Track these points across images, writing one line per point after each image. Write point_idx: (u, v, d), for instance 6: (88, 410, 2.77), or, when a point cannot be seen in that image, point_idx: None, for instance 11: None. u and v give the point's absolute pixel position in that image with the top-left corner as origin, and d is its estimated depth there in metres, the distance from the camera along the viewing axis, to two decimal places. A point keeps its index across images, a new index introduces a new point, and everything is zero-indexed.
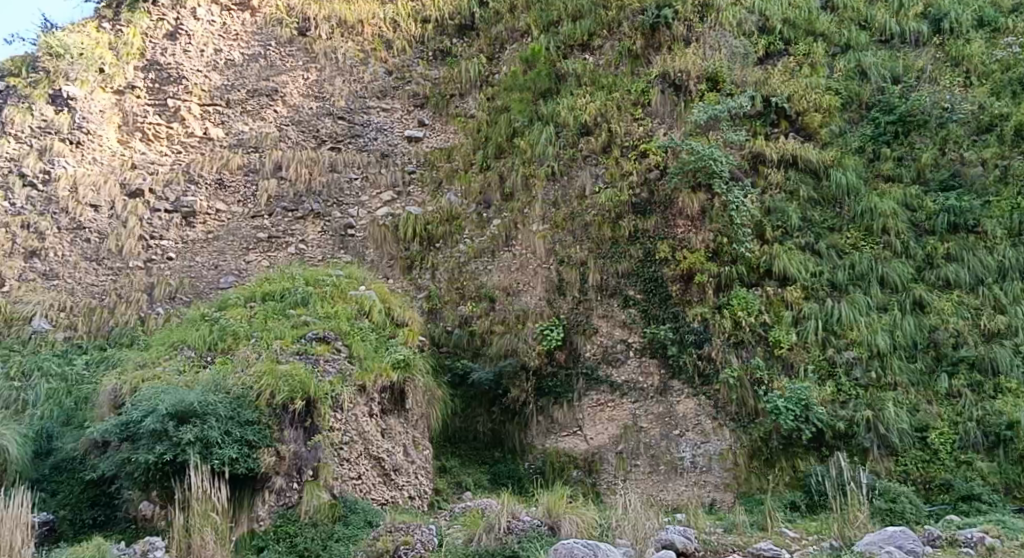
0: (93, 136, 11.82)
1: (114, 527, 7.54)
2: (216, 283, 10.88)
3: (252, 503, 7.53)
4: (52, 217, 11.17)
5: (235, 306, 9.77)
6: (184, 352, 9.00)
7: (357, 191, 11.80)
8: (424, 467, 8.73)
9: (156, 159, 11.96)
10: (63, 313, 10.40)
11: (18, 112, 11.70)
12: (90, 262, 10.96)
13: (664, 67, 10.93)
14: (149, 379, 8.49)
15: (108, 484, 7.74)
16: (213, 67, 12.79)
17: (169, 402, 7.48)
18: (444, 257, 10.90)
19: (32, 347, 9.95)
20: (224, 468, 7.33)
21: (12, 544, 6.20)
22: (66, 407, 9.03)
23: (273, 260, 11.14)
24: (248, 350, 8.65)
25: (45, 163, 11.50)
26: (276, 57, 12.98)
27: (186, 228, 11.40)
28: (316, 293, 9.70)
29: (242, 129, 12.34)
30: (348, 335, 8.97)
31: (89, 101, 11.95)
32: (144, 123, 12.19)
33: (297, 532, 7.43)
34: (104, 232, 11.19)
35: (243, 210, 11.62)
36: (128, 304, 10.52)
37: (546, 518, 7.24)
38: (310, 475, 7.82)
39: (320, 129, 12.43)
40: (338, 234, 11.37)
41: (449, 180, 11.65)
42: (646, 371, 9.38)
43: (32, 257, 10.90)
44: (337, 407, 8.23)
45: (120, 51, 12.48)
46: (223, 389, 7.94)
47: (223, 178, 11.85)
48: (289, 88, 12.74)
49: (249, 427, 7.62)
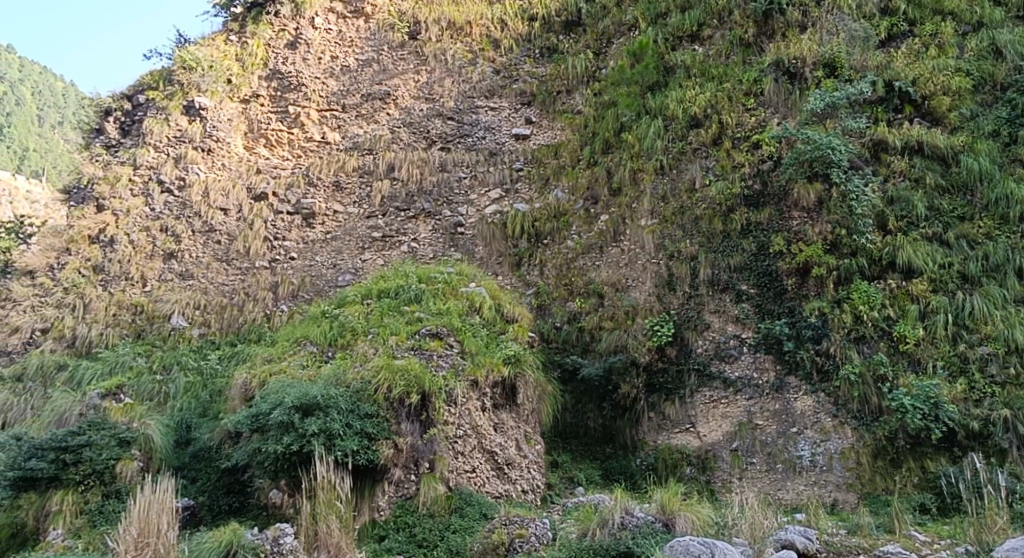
0: (222, 143, 12.50)
1: (247, 513, 7.99)
2: (334, 281, 11.28)
3: (373, 494, 7.83)
4: (186, 220, 11.88)
5: (354, 303, 10.15)
6: (307, 348, 9.47)
7: (466, 190, 12.01)
8: (536, 461, 8.80)
9: (278, 164, 12.52)
10: (198, 310, 11.05)
11: (156, 123, 12.52)
12: (221, 262, 11.58)
13: (777, 55, 10.68)
14: (276, 373, 8.96)
15: (241, 472, 8.25)
16: (330, 74, 13.25)
17: (295, 395, 7.89)
18: (553, 253, 10.96)
19: (171, 343, 10.64)
20: (347, 459, 7.63)
21: (157, 528, 6.64)
22: (202, 399, 9.60)
23: (387, 258, 11.47)
24: (366, 346, 8.99)
25: (180, 170, 12.25)
26: (388, 61, 13.34)
27: (307, 229, 11.87)
28: (429, 290, 9.99)
29: (356, 132, 12.74)
30: (460, 331, 9.18)
31: (218, 110, 12.66)
32: (267, 130, 12.78)
33: (416, 523, 7.66)
34: (232, 234, 11.78)
35: (359, 211, 12.02)
36: (255, 302, 11.07)
37: (661, 514, 7.22)
38: (427, 468, 8.04)
39: (430, 129, 12.71)
40: (449, 232, 11.62)
41: (557, 177, 11.67)
42: (761, 367, 9.18)
43: (170, 259, 11.63)
44: (451, 402, 8.45)
45: (246, 62, 13.12)
46: (344, 384, 8.32)
47: (340, 180, 12.28)
48: (401, 90, 13.07)
49: (368, 420, 7.96)
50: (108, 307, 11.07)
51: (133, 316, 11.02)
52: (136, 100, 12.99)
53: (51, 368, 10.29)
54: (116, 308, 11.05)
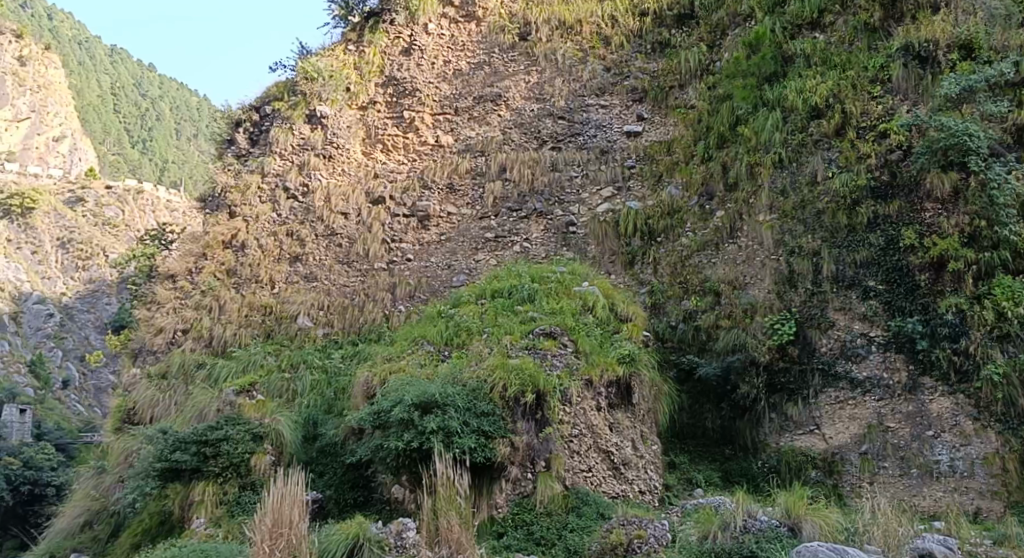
0: (342, 150, 12.94)
1: (371, 508, 8.28)
2: (449, 282, 11.48)
3: (490, 491, 7.91)
4: (310, 225, 12.35)
5: (468, 303, 10.33)
6: (424, 346, 9.74)
7: (578, 188, 11.99)
8: (653, 462, 8.69)
9: (394, 168, 12.84)
10: (322, 311, 11.47)
11: (282, 132, 13.08)
12: (342, 264, 11.98)
13: (906, 39, 10.15)
14: (396, 371, 9.25)
15: (364, 468, 8.53)
16: (444, 78, 13.49)
17: (414, 394, 8.08)
18: (667, 252, 10.79)
19: (298, 343, 11.09)
20: (465, 456, 7.73)
21: (290, 519, 6.89)
22: (327, 397, 9.96)
23: (501, 259, 11.59)
24: (481, 345, 9.15)
25: (304, 177, 12.75)
26: (499, 63, 13.48)
27: (422, 231, 12.12)
28: (542, 290, 10.03)
29: (469, 134, 12.93)
30: (574, 330, 9.18)
31: (338, 118, 13.11)
32: (384, 135, 13.12)
33: (534, 521, 7.70)
34: (353, 237, 12.17)
35: (472, 212, 12.19)
36: (375, 303, 11.39)
37: (786, 518, 6.99)
38: (543, 466, 8.06)
39: (541, 129, 12.74)
40: (560, 232, 11.63)
41: (670, 173, 11.48)
42: (892, 367, 8.77)
43: (296, 262, 12.12)
44: (567, 401, 8.44)
45: (364, 70, 13.52)
46: (461, 382, 8.46)
47: (454, 183, 12.47)
48: (512, 92, 13.17)
49: (484, 418, 8.05)
50: (240, 308, 11.64)
51: (263, 317, 11.53)
52: (263, 111, 13.60)
53: (191, 366, 10.93)
54: (248, 309, 11.62)
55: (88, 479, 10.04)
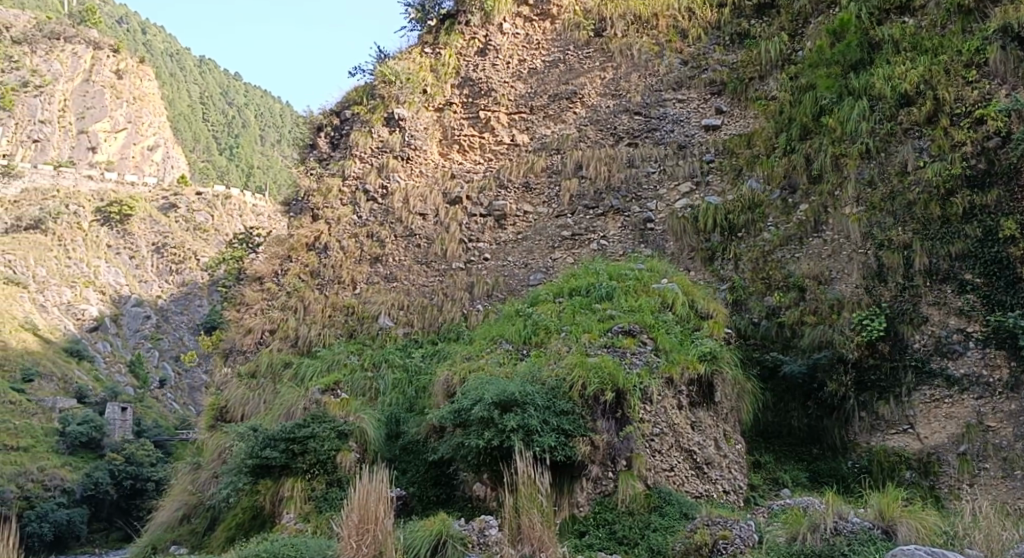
0: (419, 151, 13.08)
1: (454, 505, 8.42)
2: (527, 281, 11.49)
3: (571, 490, 7.90)
4: (389, 226, 12.55)
5: (546, 301, 10.35)
6: (502, 345, 9.82)
7: (655, 184, 11.83)
8: (737, 461, 8.52)
9: (471, 168, 12.94)
10: (402, 311, 11.63)
11: (361, 136, 13.34)
12: (421, 264, 12.13)
13: (1004, 20, 9.69)
14: (475, 370, 9.33)
15: (447, 465, 8.71)
16: (519, 77, 13.52)
17: (494, 392, 8.11)
18: (748, 247, 10.54)
19: (379, 342, 11.29)
20: (545, 455, 7.74)
21: (375, 515, 7.03)
22: (409, 395, 10.09)
23: (578, 257, 11.53)
24: (560, 343, 9.15)
25: (383, 179, 12.96)
26: (574, 60, 13.43)
27: (499, 230, 12.18)
28: (620, 287, 9.95)
29: (544, 133, 12.92)
30: (653, 328, 9.07)
31: (415, 120, 13.26)
32: (460, 136, 13.23)
33: (616, 520, 7.65)
34: (431, 237, 12.31)
35: (549, 210, 12.16)
36: (454, 302, 11.50)
37: (879, 520, 6.76)
38: (624, 465, 8.00)
39: (617, 125, 12.63)
40: (638, 228, 11.51)
41: (751, 167, 11.21)
42: (991, 364, 8.51)
43: (376, 262, 12.31)
44: (647, 399, 8.34)
45: (440, 72, 13.65)
46: (540, 381, 8.46)
47: (530, 181, 12.48)
48: (587, 89, 13.11)
49: (564, 417, 8.03)
50: (324, 308, 11.91)
51: (345, 317, 11.77)
52: (343, 115, 13.90)
53: (278, 366, 11.24)
54: (331, 309, 11.88)
55: (184, 475, 10.45)
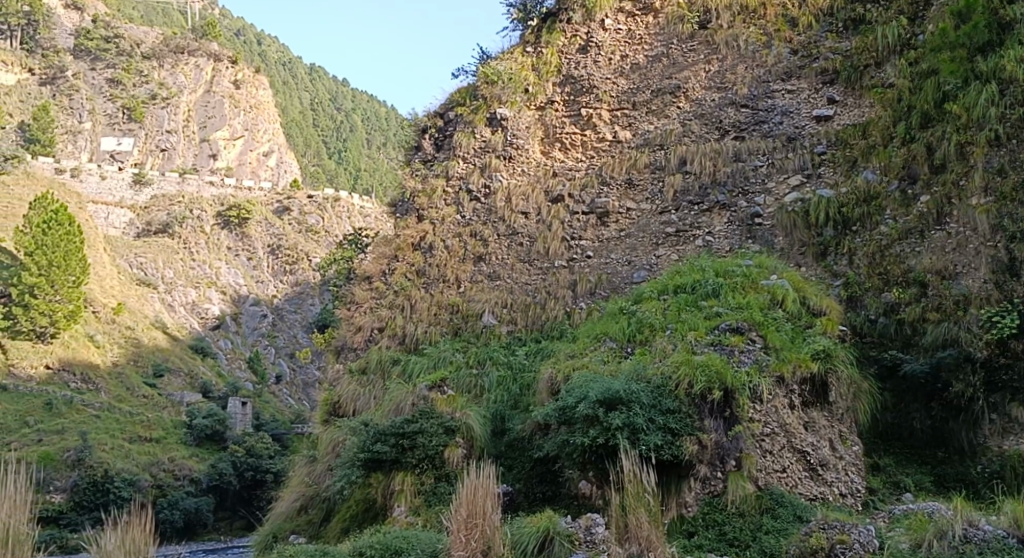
0: (521, 150, 13.17)
1: (560, 502, 8.53)
2: (630, 278, 11.40)
3: (679, 489, 7.85)
4: (492, 225, 12.69)
5: (651, 298, 10.25)
6: (607, 343, 9.82)
7: (763, 178, 11.51)
8: (855, 463, 8.20)
9: (572, 166, 12.91)
10: (506, 309, 11.74)
11: (464, 136, 13.55)
12: (524, 262, 12.21)
13: None
14: (579, 368, 9.34)
15: (553, 462, 8.82)
16: (621, 73, 13.40)
17: (598, 390, 8.08)
18: (863, 241, 10.14)
19: (484, 339, 11.45)
20: (651, 454, 7.68)
21: (483, 510, 7.14)
22: (513, 393, 10.17)
23: (682, 254, 11.35)
24: (665, 341, 9.05)
25: (486, 179, 13.12)
26: (678, 54, 13.19)
27: (601, 228, 12.10)
28: (727, 284, 9.74)
29: (647, 128, 12.74)
30: (763, 325, 8.83)
31: (517, 119, 13.37)
32: (562, 134, 13.22)
33: (725, 521, 7.55)
34: (533, 236, 12.37)
35: (652, 206, 12.01)
36: (557, 299, 11.54)
37: (1014, 528, 6.46)
38: (734, 465, 7.86)
39: (723, 118, 12.31)
40: (745, 224, 11.23)
41: (867, 158, 10.76)
42: None
43: (479, 261, 12.47)
44: (756, 399, 8.15)
45: (542, 71, 13.71)
46: (645, 380, 8.40)
47: (633, 178, 12.36)
48: (692, 82, 12.85)
49: (671, 416, 7.93)
50: (430, 307, 12.15)
51: (451, 315, 11.98)
52: (447, 117, 14.14)
53: (387, 362, 11.55)
54: (437, 308, 12.11)
55: (301, 467, 10.91)
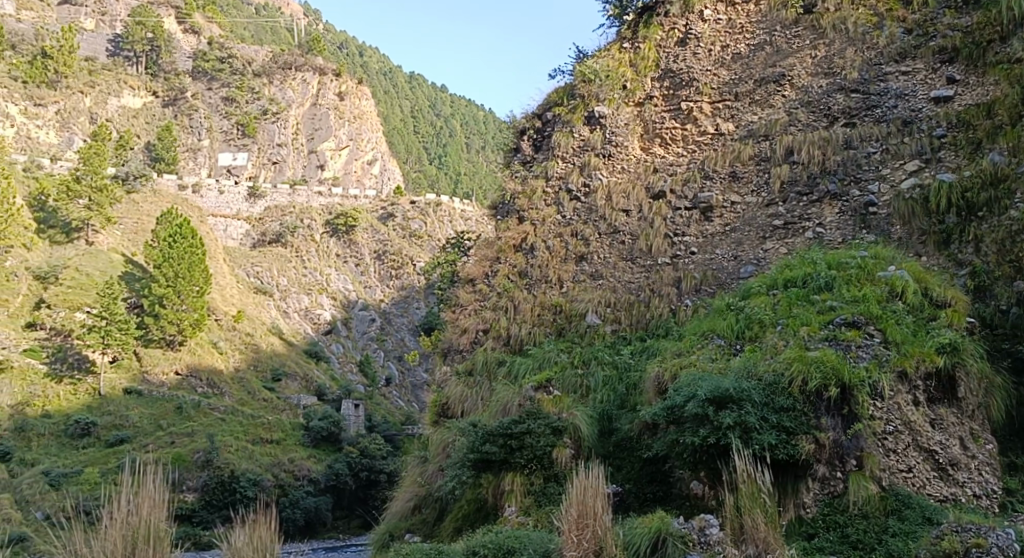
0: (620, 148, 13.04)
1: (672, 503, 8.47)
2: (737, 273, 11.11)
3: (796, 490, 7.60)
4: (593, 224, 12.62)
5: (759, 294, 9.98)
6: (715, 341, 9.65)
7: (877, 164, 11.03)
8: (988, 463, 7.81)
9: (674, 161, 12.67)
10: (610, 308, 11.67)
11: (563, 136, 13.56)
12: (626, 261, 12.08)
13: None
14: (687, 366, 9.24)
15: (662, 462, 8.72)
16: (722, 64, 13.10)
17: (707, 387, 7.90)
18: (991, 227, 9.58)
19: (588, 339, 11.40)
20: (765, 453, 7.47)
21: (594, 511, 7.12)
22: (620, 392, 10.09)
23: (792, 247, 10.98)
24: (776, 338, 8.84)
25: (586, 178, 13.09)
26: (782, 41, 12.79)
27: (705, 223, 11.85)
28: (841, 277, 9.38)
29: (751, 119, 12.38)
30: (882, 319, 8.44)
31: (616, 116, 13.26)
32: (662, 129, 13.00)
33: (847, 522, 7.31)
34: (635, 234, 12.24)
35: (758, 199, 11.68)
36: (661, 298, 11.37)
37: None
38: (855, 465, 7.59)
39: (831, 105, 11.86)
40: (859, 213, 10.78)
41: (992, 140, 10.17)
42: None
43: (582, 261, 12.43)
44: (877, 395, 7.81)
45: (640, 66, 13.58)
46: (756, 377, 8.18)
47: (737, 170, 12.05)
48: (797, 69, 12.45)
49: (784, 414, 7.71)
50: (534, 308, 12.19)
51: (554, 315, 11.99)
52: (544, 117, 14.17)
53: (493, 364, 11.67)
54: (540, 308, 12.13)
55: (414, 467, 11.17)
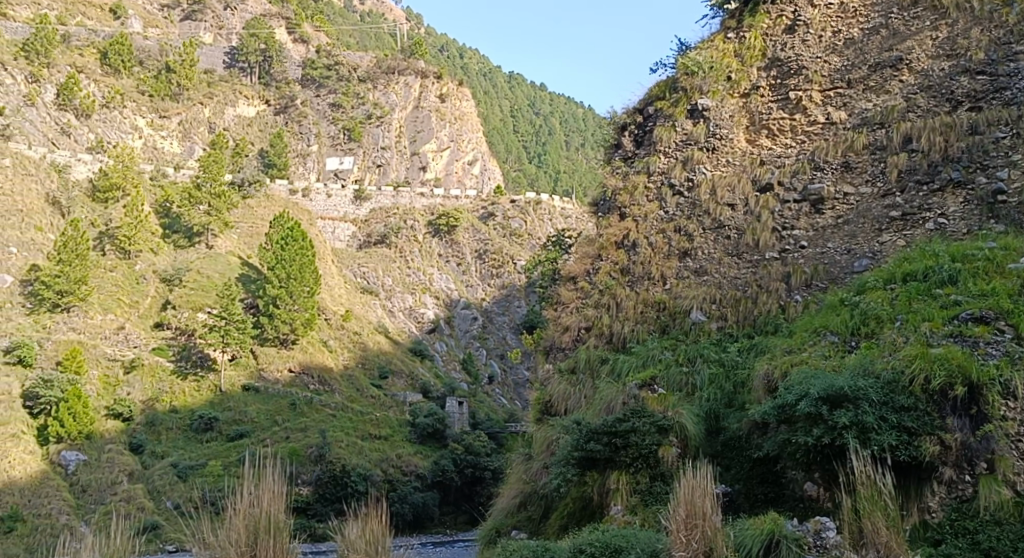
0: (725, 140, 12.75)
1: (785, 504, 8.20)
2: (851, 268, 10.68)
3: (921, 493, 7.29)
4: (697, 219, 12.36)
5: (876, 289, 9.56)
6: (828, 337, 9.33)
7: (1006, 150, 10.40)
8: None
9: (781, 152, 12.25)
10: (715, 305, 11.40)
11: (665, 131, 13.38)
12: (732, 256, 11.78)
13: None
14: (799, 364, 8.96)
15: (774, 463, 8.48)
16: (833, 50, 12.62)
17: (820, 386, 7.65)
18: None
19: (693, 337, 11.21)
20: (885, 455, 7.23)
21: (703, 510, 6.96)
22: (727, 391, 9.86)
23: (910, 239, 10.47)
24: (895, 334, 8.50)
25: (689, 172, 12.85)
26: (899, 24, 12.25)
27: (816, 216, 11.44)
28: (966, 270, 8.93)
29: (865, 107, 11.87)
30: (1013, 313, 7.97)
31: (720, 109, 13.00)
32: (769, 120, 12.61)
33: (978, 529, 6.88)
34: (741, 228, 11.93)
35: (873, 190, 11.19)
36: (769, 293, 11.04)
37: None
38: (985, 468, 7.12)
39: (954, 89, 11.25)
40: (986, 202, 10.19)
41: None
42: None
43: (685, 257, 12.18)
44: (1010, 394, 7.26)
45: (745, 56, 13.25)
46: (874, 374, 7.91)
47: (850, 160, 11.58)
48: (916, 52, 11.87)
49: (905, 413, 7.41)
50: (637, 305, 12.03)
51: (658, 312, 11.82)
52: (646, 112, 14.01)
53: (596, 362, 11.61)
54: (644, 305, 11.98)
55: (519, 464, 11.25)
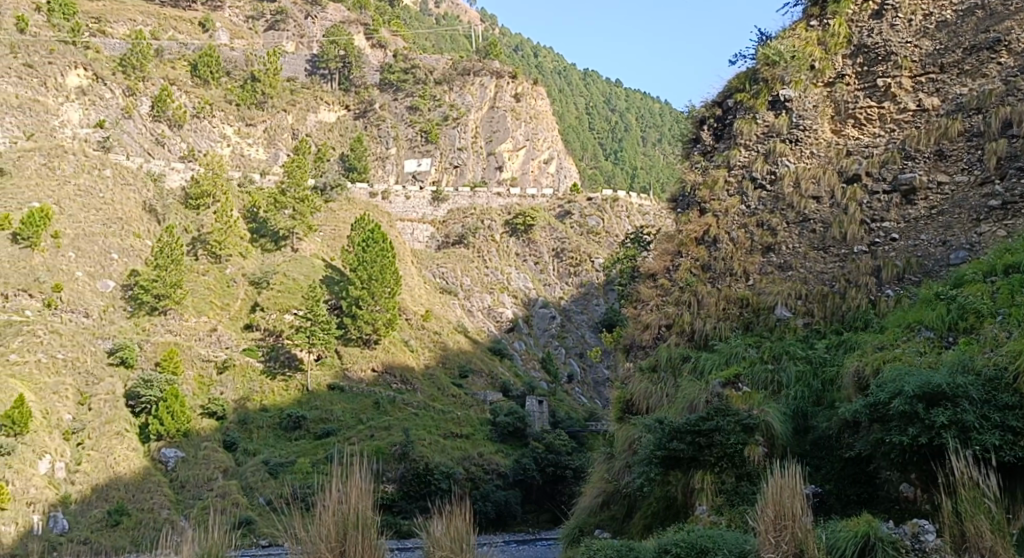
0: (809, 131, 12.40)
1: (880, 506, 7.92)
2: (946, 260, 10.30)
3: None
4: (781, 213, 12.07)
5: (974, 282, 9.17)
6: (923, 333, 9.00)
7: None
8: None
9: (869, 142, 11.84)
10: (801, 300, 11.13)
11: (746, 123, 13.05)
12: (818, 250, 11.45)
13: None
14: (891, 360, 8.67)
15: (866, 463, 8.20)
16: (924, 34, 12.16)
17: (916, 383, 7.38)
18: None
19: (778, 334, 10.95)
20: (988, 455, 6.90)
21: (792, 512, 6.79)
22: (815, 388, 9.66)
23: (1012, 229, 9.98)
24: (996, 330, 8.20)
25: (771, 165, 12.54)
26: (997, 4, 11.70)
27: (908, 207, 11.01)
28: None
29: (960, 92, 11.39)
30: None
31: (803, 99, 12.64)
32: (856, 109, 12.22)
33: None
34: (827, 221, 11.60)
35: (970, 178, 10.71)
36: (858, 288, 10.74)
37: None
38: None
39: None
40: None
41: None
42: None
43: (769, 252, 11.90)
44: None
45: (829, 44, 12.82)
46: (973, 371, 7.63)
47: (944, 148, 11.12)
48: (1015, 33, 11.30)
49: (1009, 412, 7.07)
50: (719, 301, 11.76)
51: (740, 309, 11.53)
52: (726, 105, 13.72)
53: (677, 360, 11.43)
54: (726, 302, 11.69)
55: (601, 463, 11.19)
